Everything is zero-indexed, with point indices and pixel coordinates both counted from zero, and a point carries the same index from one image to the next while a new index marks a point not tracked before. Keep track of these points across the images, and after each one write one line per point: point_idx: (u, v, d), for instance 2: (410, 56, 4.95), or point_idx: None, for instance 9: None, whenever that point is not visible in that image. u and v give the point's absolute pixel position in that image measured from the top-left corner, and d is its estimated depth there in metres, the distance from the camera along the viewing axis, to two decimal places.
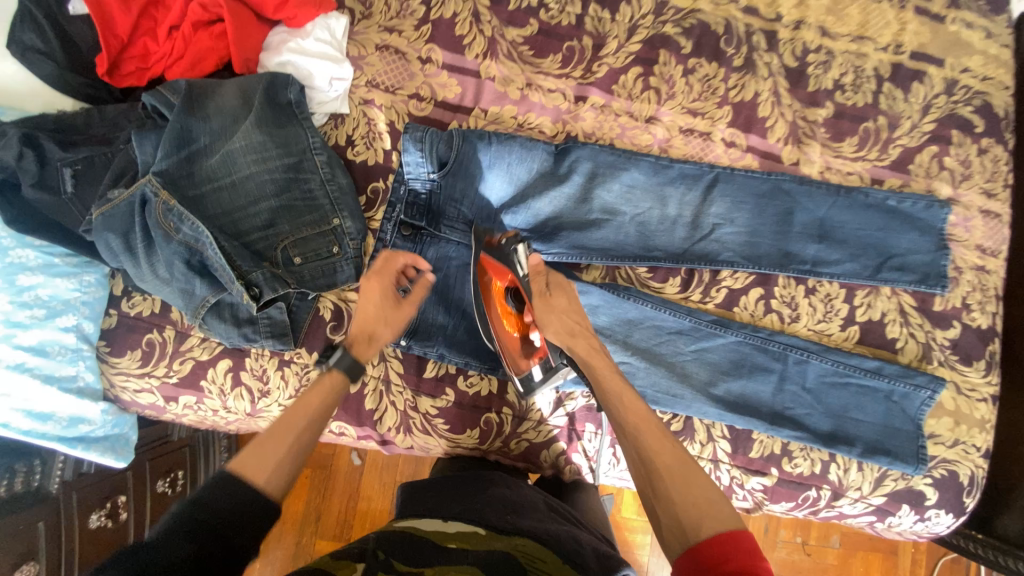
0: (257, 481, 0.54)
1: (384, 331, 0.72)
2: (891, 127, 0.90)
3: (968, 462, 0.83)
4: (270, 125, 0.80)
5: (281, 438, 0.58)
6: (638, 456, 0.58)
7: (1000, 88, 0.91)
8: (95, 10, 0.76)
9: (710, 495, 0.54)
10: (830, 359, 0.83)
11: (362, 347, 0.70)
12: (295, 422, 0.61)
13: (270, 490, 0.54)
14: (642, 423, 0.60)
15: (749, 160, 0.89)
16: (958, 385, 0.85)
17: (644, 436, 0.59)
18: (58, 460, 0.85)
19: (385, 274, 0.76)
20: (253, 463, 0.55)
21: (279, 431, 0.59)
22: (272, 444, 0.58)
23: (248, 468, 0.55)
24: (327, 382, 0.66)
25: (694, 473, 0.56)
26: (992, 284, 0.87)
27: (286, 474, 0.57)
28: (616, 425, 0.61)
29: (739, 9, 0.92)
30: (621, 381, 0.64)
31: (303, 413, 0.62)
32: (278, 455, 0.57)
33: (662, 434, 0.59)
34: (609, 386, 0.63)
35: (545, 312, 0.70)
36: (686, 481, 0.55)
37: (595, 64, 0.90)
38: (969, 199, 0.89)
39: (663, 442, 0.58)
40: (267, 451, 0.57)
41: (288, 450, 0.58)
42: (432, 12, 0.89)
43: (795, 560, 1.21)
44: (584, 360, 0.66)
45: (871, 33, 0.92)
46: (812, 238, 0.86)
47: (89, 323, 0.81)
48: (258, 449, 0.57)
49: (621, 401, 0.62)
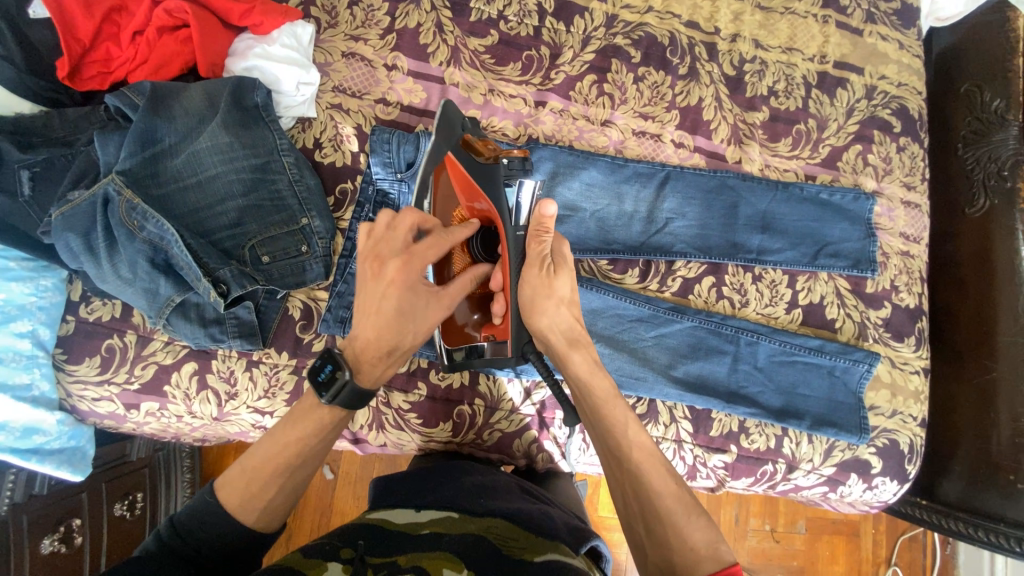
0: (249, 522, 0.60)
1: (408, 342, 0.66)
2: (820, 128, 0.99)
3: (907, 430, 0.90)
4: (237, 126, 0.82)
5: (274, 479, 0.61)
6: (640, 492, 0.61)
7: (912, 94, 1.02)
8: (57, 16, 0.78)
9: (708, 535, 0.58)
10: (778, 340, 0.90)
11: (370, 371, 0.64)
12: (289, 460, 0.62)
13: (261, 524, 0.61)
14: (645, 457, 0.63)
15: (696, 159, 0.97)
16: (892, 359, 0.92)
17: (648, 473, 0.62)
18: (9, 476, 0.81)
19: (415, 267, 0.63)
20: (245, 503, 0.60)
21: (270, 472, 0.61)
22: (264, 484, 0.61)
23: (241, 507, 0.59)
24: (326, 417, 0.63)
25: (695, 511, 0.60)
26: (916, 268, 0.96)
27: (276, 510, 0.62)
28: (619, 458, 0.64)
29: (682, 23, 1.00)
30: (628, 415, 0.66)
31: (296, 455, 0.62)
32: (270, 496, 0.61)
33: (665, 473, 0.63)
34: (617, 419, 0.66)
35: (546, 299, 0.67)
36: (686, 520, 0.59)
37: (553, 72, 0.96)
38: (892, 191, 0.98)
39: (664, 479, 0.62)
40: (258, 494, 0.60)
41: (280, 490, 0.61)
42: (397, 22, 0.94)
43: (765, 547, 1.25)
44: (587, 387, 0.68)
45: (799, 45, 1.02)
46: (756, 230, 0.94)
47: (45, 330, 0.79)
48: (249, 490, 0.60)
49: (626, 435, 0.65)
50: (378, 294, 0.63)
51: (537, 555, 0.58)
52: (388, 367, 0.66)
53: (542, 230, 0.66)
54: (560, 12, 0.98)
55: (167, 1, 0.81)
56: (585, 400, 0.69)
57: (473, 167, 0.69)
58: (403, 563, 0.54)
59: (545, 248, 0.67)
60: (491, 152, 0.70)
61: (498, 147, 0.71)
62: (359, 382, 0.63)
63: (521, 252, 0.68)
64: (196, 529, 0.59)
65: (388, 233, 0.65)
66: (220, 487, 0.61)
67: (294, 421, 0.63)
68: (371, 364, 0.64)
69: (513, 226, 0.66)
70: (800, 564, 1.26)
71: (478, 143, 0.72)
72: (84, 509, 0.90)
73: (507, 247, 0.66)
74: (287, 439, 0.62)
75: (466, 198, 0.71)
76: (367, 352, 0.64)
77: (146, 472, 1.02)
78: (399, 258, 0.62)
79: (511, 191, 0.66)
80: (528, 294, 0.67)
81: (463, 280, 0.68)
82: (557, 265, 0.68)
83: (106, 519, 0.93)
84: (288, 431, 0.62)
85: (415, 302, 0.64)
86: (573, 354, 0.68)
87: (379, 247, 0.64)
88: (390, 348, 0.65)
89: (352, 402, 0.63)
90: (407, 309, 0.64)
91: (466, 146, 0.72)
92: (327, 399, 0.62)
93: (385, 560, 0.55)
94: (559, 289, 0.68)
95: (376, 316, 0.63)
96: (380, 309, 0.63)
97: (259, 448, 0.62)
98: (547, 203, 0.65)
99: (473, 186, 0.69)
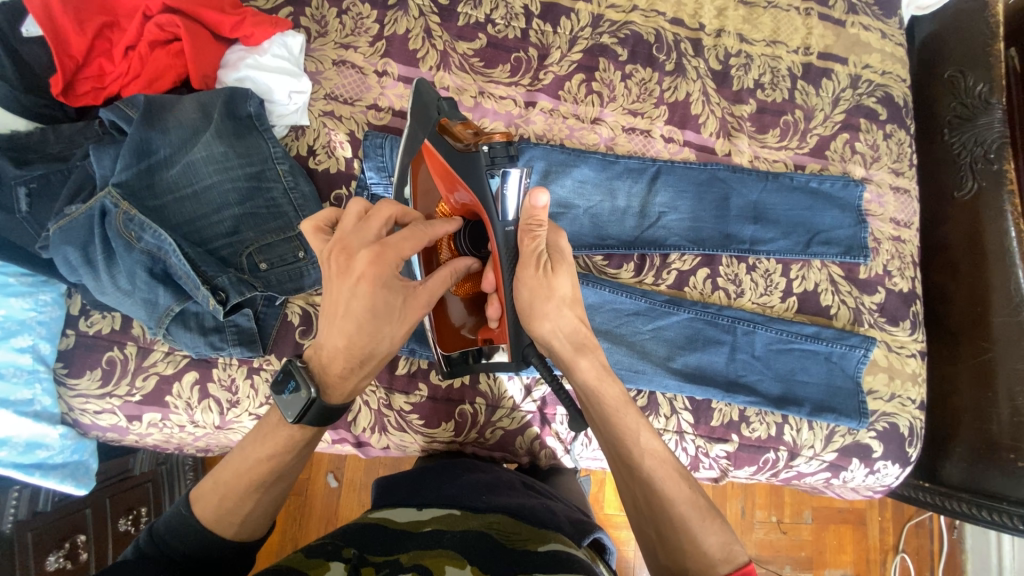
0: (225, 537, 0.60)
1: (385, 349, 0.63)
2: (807, 119, 1.01)
3: (906, 413, 0.91)
4: (230, 136, 0.83)
5: (249, 494, 0.60)
6: (654, 501, 0.62)
7: (896, 81, 1.04)
8: (49, 32, 0.79)
9: (721, 538, 0.60)
10: (774, 328, 0.91)
11: (340, 386, 0.62)
12: (263, 476, 0.61)
13: (240, 536, 0.61)
14: (659, 465, 0.63)
15: (686, 153, 0.98)
16: (888, 343, 0.93)
17: (662, 482, 0.62)
18: (11, 494, 0.80)
19: (388, 259, 0.59)
20: (220, 517, 0.59)
21: (242, 487, 0.60)
22: (238, 500, 0.60)
23: (216, 522, 0.59)
24: (298, 433, 0.62)
25: (709, 515, 0.61)
26: (908, 252, 0.97)
27: (254, 524, 0.61)
28: (630, 466, 0.64)
29: (666, 20, 1.02)
30: (640, 422, 0.66)
31: (270, 472, 0.61)
32: (245, 511, 0.60)
33: (678, 478, 0.63)
34: (628, 427, 0.65)
35: (546, 301, 0.66)
36: (701, 526, 0.60)
37: (541, 72, 0.97)
38: (880, 177, 1.00)
39: (678, 486, 0.62)
40: (232, 509, 0.60)
41: (255, 505, 0.61)
42: (385, 29, 0.95)
43: (772, 539, 1.25)
44: (595, 393, 0.67)
45: (783, 37, 1.03)
46: (748, 220, 0.95)
47: (45, 344, 0.79)
48: (223, 505, 0.60)
49: (639, 443, 0.64)
50: (348, 292, 0.60)
51: (541, 545, 0.58)
52: (362, 377, 0.64)
53: (535, 224, 0.64)
54: (547, 14, 0.99)
55: (158, 16, 0.82)
56: (594, 407, 0.67)
57: (452, 156, 0.68)
58: (406, 561, 0.54)
59: (539, 245, 0.64)
60: (471, 139, 0.68)
61: (476, 130, 0.70)
62: (329, 398, 0.62)
63: (514, 249, 0.65)
64: (173, 541, 0.59)
65: (360, 224, 0.62)
66: (195, 499, 0.61)
67: (264, 438, 0.62)
68: (339, 379, 0.62)
69: (503, 221, 0.64)
70: (808, 554, 1.26)
71: (457, 127, 0.71)
72: (89, 525, 0.90)
73: (497, 247, 0.65)
74: (257, 456, 0.61)
75: (448, 186, 0.70)
76: (335, 364, 0.62)
77: (149, 486, 1.02)
78: (369, 250, 0.59)
79: (494, 181, 0.63)
80: (526, 296, 0.65)
81: (442, 275, 0.65)
82: (555, 262, 0.67)
83: (110, 534, 0.94)
84: (257, 448, 0.61)
85: (390, 300, 0.60)
86: (581, 359, 0.67)
87: (348, 238, 0.61)
88: (362, 357, 0.62)
89: (322, 418, 0.61)
90: (380, 308, 0.60)
91: (444, 132, 0.71)
92: (295, 418, 0.60)
93: (387, 559, 0.54)
94: (559, 288, 0.67)
95: (347, 317, 0.60)
96: (349, 309, 0.60)
97: (230, 463, 0.61)
98: (537, 194, 0.61)
99: (454, 177, 0.67)
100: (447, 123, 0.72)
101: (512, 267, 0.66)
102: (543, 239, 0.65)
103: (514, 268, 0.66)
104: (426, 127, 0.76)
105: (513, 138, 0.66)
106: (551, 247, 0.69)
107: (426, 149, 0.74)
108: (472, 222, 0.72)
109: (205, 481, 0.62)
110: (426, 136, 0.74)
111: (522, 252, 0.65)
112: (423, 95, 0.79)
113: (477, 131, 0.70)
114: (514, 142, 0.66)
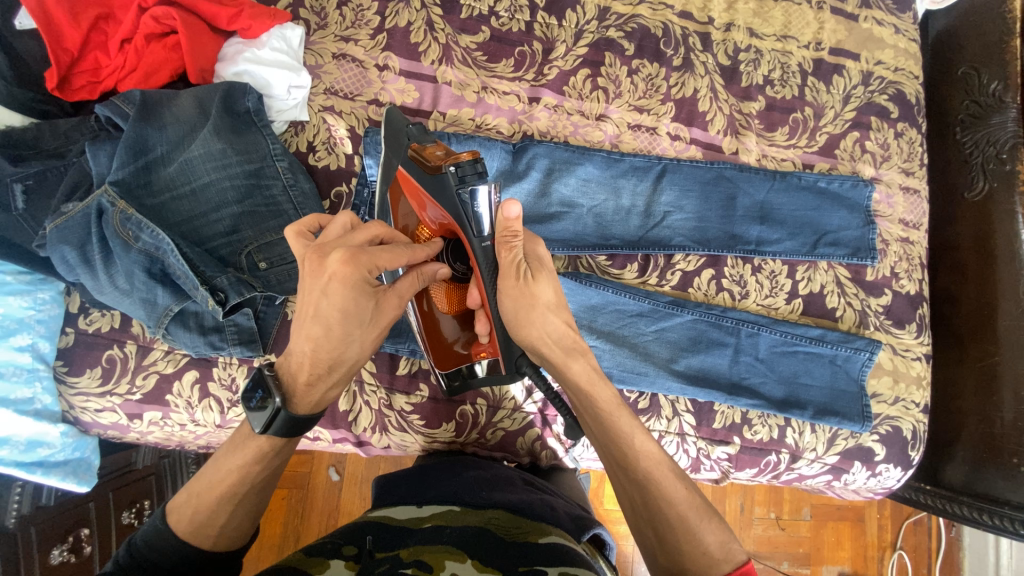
0: (203, 548, 0.59)
1: (353, 354, 0.61)
2: (817, 117, 0.99)
3: (910, 417, 0.90)
4: (228, 133, 0.81)
5: (224, 502, 0.59)
6: (652, 503, 0.61)
7: (909, 78, 1.01)
8: (42, 23, 0.76)
9: (720, 537, 0.60)
10: (779, 330, 0.90)
11: (305, 395, 0.61)
12: (237, 488, 0.60)
13: (218, 547, 0.60)
14: (654, 467, 0.62)
15: (693, 151, 0.96)
16: (893, 347, 0.92)
17: (658, 483, 0.62)
18: (14, 490, 0.80)
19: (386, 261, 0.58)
20: (195, 529, 0.58)
21: (214, 500, 0.59)
22: (211, 512, 0.59)
23: (192, 533, 0.58)
24: (265, 444, 0.61)
25: (707, 516, 0.61)
26: (916, 254, 0.96)
27: (232, 533, 0.60)
28: (624, 468, 0.63)
29: (674, 13, 0.99)
30: (634, 424, 0.65)
31: (239, 482, 0.60)
32: (220, 520, 0.59)
33: (674, 479, 0.63)
34: (624, 430, 0.64)
35: (531, 310, 0.63)
36: (698, 525, 0.60)
37: (546, 67, 0.95)
38: (889, 177, 0.98)
39: (675, 487, 0.62)
40: (206, 521, 0.59)
41: (232, 513, 0.60)
42: (387, 21, 0.93)
43: (771, 535, 1.25)
44: (589, 397, 0.66)
45: (794, 32, 1.01)
46: (755, 220, 0.93)
47: (45, 343, 0.79)
48: (196, 518, 0.59)
49: (634, 444, 0.63)
50: (319, 290, 0.57)
51: (541, 537, 0.59)
52: (330, 385, 0.63)
53: (510, 235, 0.61)
54: (552, 6, 0.96)
55: (154, 8, 0.80)
56: (588, 410, 0.66)
57: (424, 179, 0.67)
58: (406, 557, 0.54)
59: (517, 255, 0.62)
60: (439, 158, 0.66)
61: (442, 149, 0.68)
62: (295, 408, 0.61)
63: (493, 262, 0.63)
64: (152, 556, 0.58)
65: (345, 234, 0.61)
66: (170, 512, 0.60)
67: (235, 446, 0.62)
68: (304, 388, 0.61)
69: (479, 237, 0.62)
70: (806, 551, 1.26)
71: (424, 148, 0.71)
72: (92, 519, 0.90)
73: (475, 259, 0.63)
74: (230, 465, 0.61)
75: (422, 205, 0.69)
76: (301, 371, 0.61)
77: (152, 480, 1.02)
78: (342, 250, 0.57)
79: (466, 195, 0.61)
80: (510, 306, 0.63)
81: (410, 280, 0.64)
82: (535, 270, 0.65)
83: (114, 528, 0.94)
84: (230, 457, 0.61)
85: (362, 305, 0.58)
86: (573, 364, 0.66)
87: (330, 242, 0.59)
88: (330, 364, 0.61)
89: (288, 430, 0.61)
90: (352, 312, 0.58)
91: (414, 156, 0.71)
92: (261, 428, 0.60)
93: (387, 555, 0.54)
94: (543, 296, 0.64)
95: (315, 320, 0.58)
96: (319, 309, 0.58)
97: (204, 475, 0.61)
98: (509, 205, 0.58)
99: (429, 201, 0.66)
100: (416, 147, 0.71)
101: (493, 280, 0.64)
102: (520, 249, 0.63)
103: (494, 280, 0.64)
104: (398, 153, 0.76)
105: (480, 154, 0.65)
106: (529, 256, 0.66)
107: (400, 175, 0.74)
108: (452, 240, 0.71)
109: (180, 493, 0.61)
110: (400, 162, 0.74)
111: (502, 264, 0.63)
112: (393, 122, 0.80)
113: (446, 150, 0.69)
114: (478, 158, 0.65)
